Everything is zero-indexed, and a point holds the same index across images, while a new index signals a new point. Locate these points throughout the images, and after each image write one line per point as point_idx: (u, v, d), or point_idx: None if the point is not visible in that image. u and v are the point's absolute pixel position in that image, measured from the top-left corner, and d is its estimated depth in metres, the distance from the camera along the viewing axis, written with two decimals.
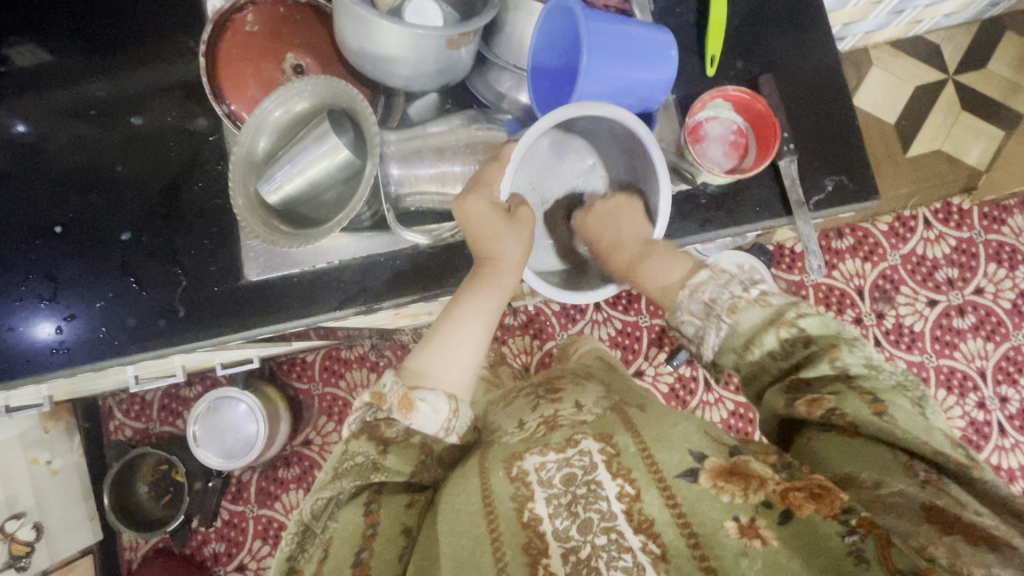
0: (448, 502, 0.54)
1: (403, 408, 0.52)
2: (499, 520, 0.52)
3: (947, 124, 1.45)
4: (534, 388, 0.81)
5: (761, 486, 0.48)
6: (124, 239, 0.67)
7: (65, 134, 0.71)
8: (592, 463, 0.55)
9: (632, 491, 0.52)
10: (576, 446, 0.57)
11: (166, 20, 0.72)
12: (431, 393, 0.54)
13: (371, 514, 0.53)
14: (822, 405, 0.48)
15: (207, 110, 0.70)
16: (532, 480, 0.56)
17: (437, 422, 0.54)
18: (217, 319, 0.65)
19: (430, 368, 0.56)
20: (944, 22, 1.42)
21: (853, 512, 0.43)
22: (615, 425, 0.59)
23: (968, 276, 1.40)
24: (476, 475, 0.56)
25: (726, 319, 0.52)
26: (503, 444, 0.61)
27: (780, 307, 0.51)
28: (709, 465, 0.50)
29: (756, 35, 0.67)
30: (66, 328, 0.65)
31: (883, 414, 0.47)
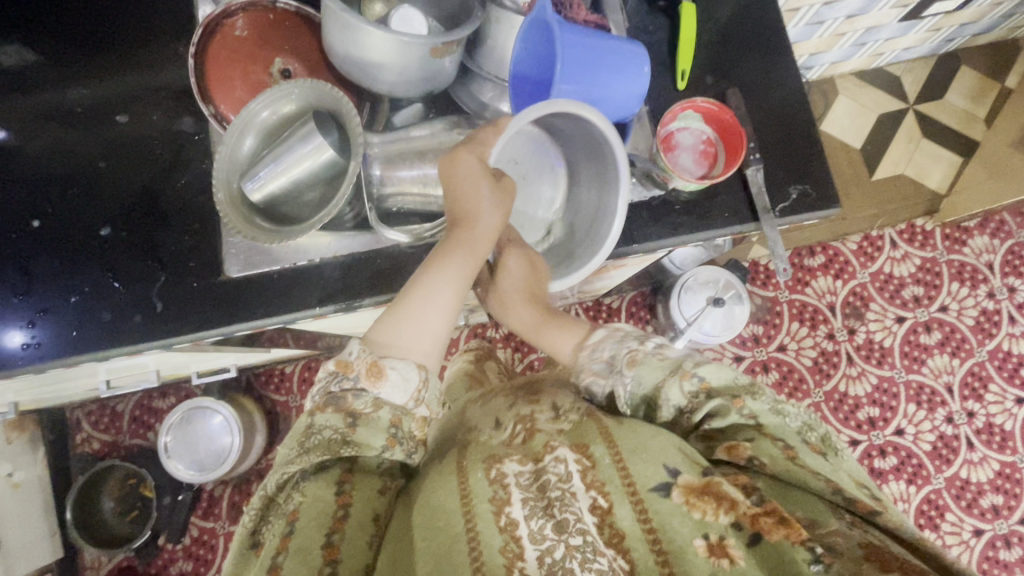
0: (425, 498, 0.55)
1: (372, 376, 0.55)
2: (475, 520, 0.51)
3: (909, 150, 1.53)
4: (512, 392, 0.79)
5: (730, 508, 0.49)
6: (103, 234, 0.67)
7: (46, 133, 0.71)
8: (567, 472, 0.55)
9: (605, 504, 0.52)
10: (551, 453, 0.58)
11: (156, 26, 0.74)
12: (400, 363, 0.56)
13: (344, 495, 0.53)
14: (740, 451, 0.53)
15: (194, 111, 0.71)
16: (509, 483, 0.56)
17: (407, 391, 0.56)
18: (196, 314, 0.65)
19: (399, 338, 0.58)
20: (904, 55, 1.51)
21: (816, 542, 0.45)
22: (590, 433, 0.58)
23: (932, 294, 1.45)
24: (451, 474, 0.58)
25: (627, 372, 0.60)
26: (482, 446, 0.63)
27: (678, 359, 0.58)
28: (681, 481, 0.51)
29: (724, 53, 0.71)
30: (39, 323, 0.64)
31: (795, 457, 0.51)
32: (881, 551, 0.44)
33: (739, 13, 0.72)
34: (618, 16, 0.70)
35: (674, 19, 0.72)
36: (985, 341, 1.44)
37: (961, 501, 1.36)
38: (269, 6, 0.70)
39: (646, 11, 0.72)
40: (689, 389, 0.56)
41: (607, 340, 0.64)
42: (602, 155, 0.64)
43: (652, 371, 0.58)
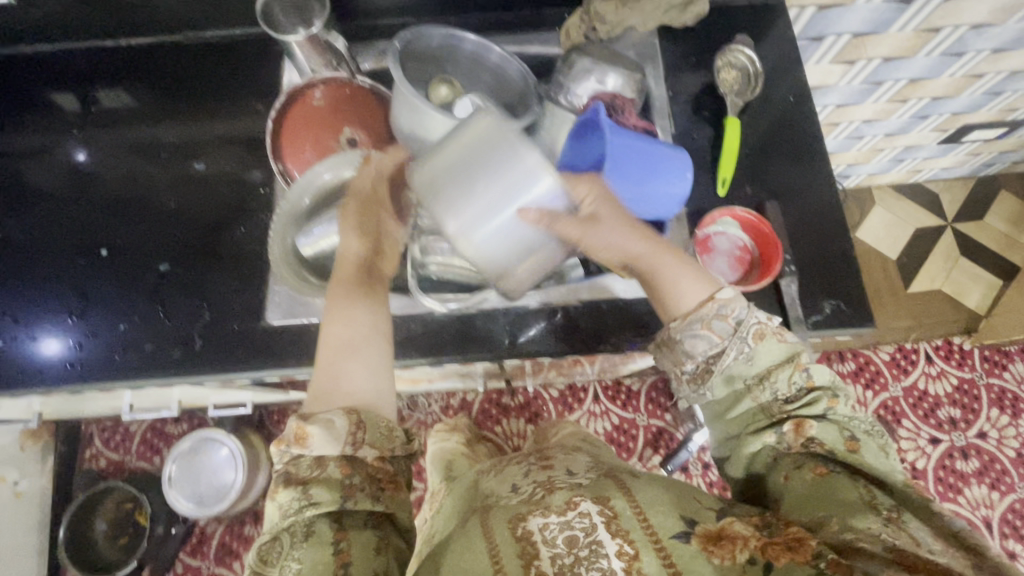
0: (454, 559, 0.58)
1: (297, 441, 0.52)
2: (500, 551, 0.55)
3: (947, 267, 1.52)
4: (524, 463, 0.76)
5: (744, 544, 0.50)
6: (161, 269, 0.71)
7: (130, 169, 0.78)
8: (593, 524, 0.54)
9: (632, 551, 0.52)
10: (574, 509, 0.56)
11: (244, 86, 0.81)
12: (326, 414, 0.53)
13: (342, 553, 0.50)
14: (805, 432, 0.54)
15: (264, 166, 0.76)
16: (536, 540, 0.55)
17: (340, 439, 0.52)
18: (230, 357, 0.67)
19: (331, 390, 0.56)
20: (943, 174, 1.54)
21: (822, 556, 0.46)
22: (608, 488, 0.59)
23: (970, 418, 1.39)
24: (481, 536, 0.58)
25: (750, 344, 0.56)
26: (505, 506, 0.62)
27: (795, 348, 0.57)
28: (698, 529, 0.53)
29: (765, 165, 0.74)
30: (87, 346, 0.68)
31: (855, 450, 0.52)
32: (907, 552, 0.44)
33: (782, 130, 0.76)
34: (665, 123, 0.75)
35: (718, 129, 0.76)
36: None
37: None
38: (346, 81, 0.75)
39: (692, 120, 0.76)
40: (797, 381, 0.55)
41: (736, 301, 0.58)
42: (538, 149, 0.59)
43: (771, 354, 0.57)
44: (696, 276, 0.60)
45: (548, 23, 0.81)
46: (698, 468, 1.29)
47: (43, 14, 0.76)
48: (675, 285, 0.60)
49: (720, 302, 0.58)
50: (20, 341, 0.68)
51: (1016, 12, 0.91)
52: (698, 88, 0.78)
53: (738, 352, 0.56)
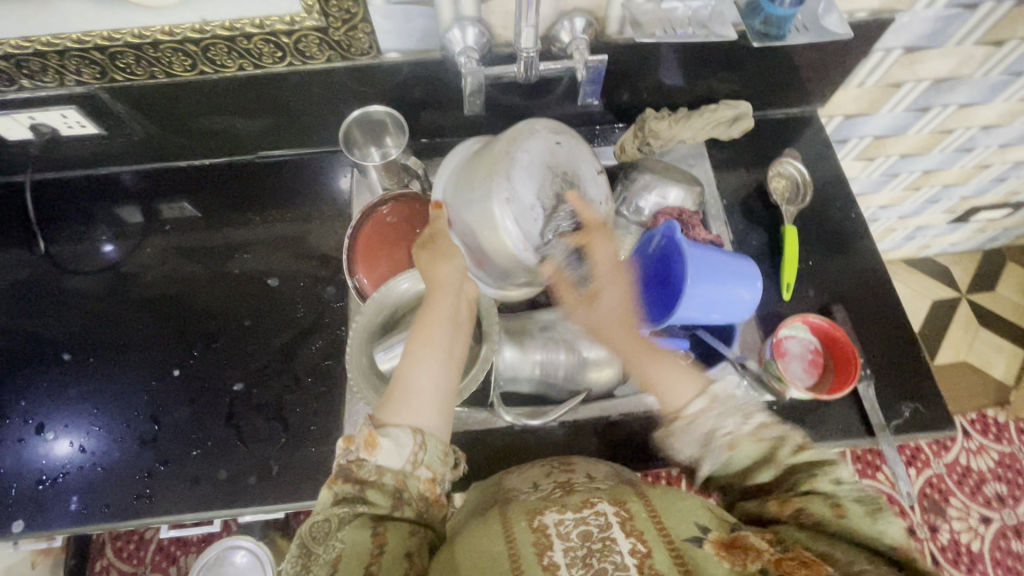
0: (465, 545, 0.47)
1: (366, 447, 0.47)
2: (519, 551, 0.45)
3: (968, 339, 1.55)
4: (548, 463, 0.63)
5: (757, 556, 0.43)
6: (236, 389, 0.70)
7: (200, 282, 0.78)
8: (608, 522, 0.46)
9: (644, 547, 0.44)
10: (591, 507, 0.48)
11: (312, 198, 0.84)
12: (395, 428, 0.49)
13: (380, 537, 0.45)
14: (790, 505, 0.47)
15: (335, 279, 0.77)
16: (553, 533, 0.46)
17: (404, 456, 0.48)
18: (309, 483, 0.65)
19: (398, 401, 0.51)
20: (951, 249, 1.61)
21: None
22: (627, 491, 0.51)
23: (1017, 494, 1.36)
24: (497, 522, 0.49)
25: (723, 452, 0.50)
26: (519, 501, 0.52)
27: (774, 441, 0.50)
28: (712, 534, 0.45)
29: (823, 269, 0.77)
30: (160, 474, 0.66)
31: (843, 515, 0.45)
32: None
33: (834, 234, 0.80)
34: (724, 230, 0.79)
35: (775, 235, 0.79)
36: None
37: None
38: (415, 196, 0.78)
39: (749, 227, 0.80)
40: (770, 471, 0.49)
41: (708, 413, 0.52)
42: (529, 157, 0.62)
43: (743, 449, 0.50)
44: (687, 373, 0.57)
45: (601, 138, 0.86)
46: None
47: (118, 143, 0.78)
48: (663, 375, 0.57)
49: (691, 416, 0.53)
50: (89, 470, 0.66)
51: (1022, 115, 0.99)
52: (749, 196, 0.82)
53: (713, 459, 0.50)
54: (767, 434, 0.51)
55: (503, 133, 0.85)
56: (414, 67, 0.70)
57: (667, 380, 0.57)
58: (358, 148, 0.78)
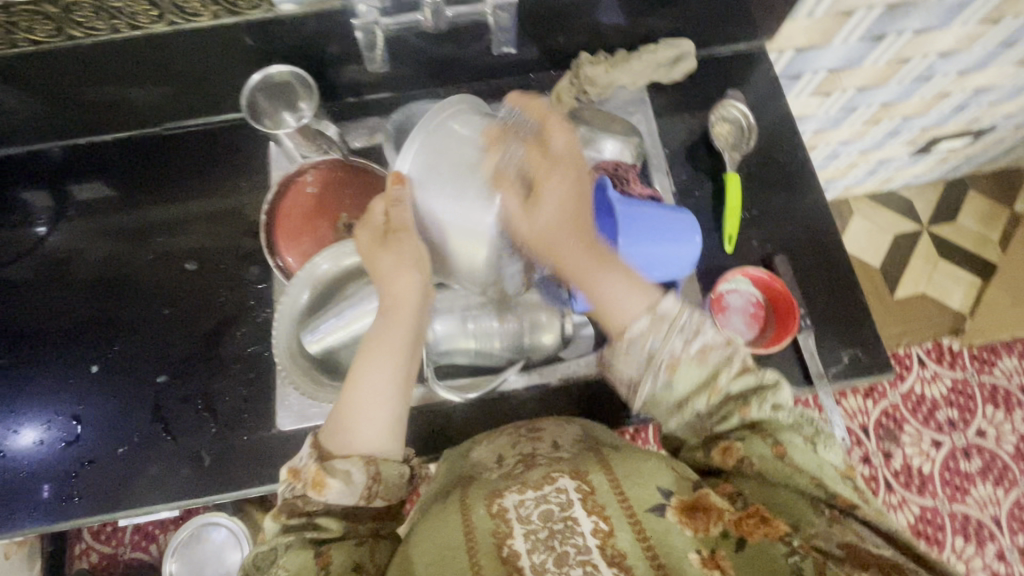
0: (426, 536, 0.48)
1: (313, 486, 0.47)
2: (477, 542, 0.45)
3: (928, 271, 1.56)
4: (516, 427, 0.63)
5: (718, 517, 0.45)
6: (160, 381, 0.67)
7: (114, 271, 0.74)
8: (568, 500, 0.47)
9: (606, 527, 0.45)
10: (552, 484, 0.49)
11: (229, 171, 0.78)
12: (345, 463, 0.48)
13: (323, 555, 0.45)
14: (733, 454, 0.49)
15: (258, 259, 0.73)
16: (513, 516, 0.47)
17: (356, 492, 0.48)
18: (244, 471, 0.64)
19: (350, 428, 0.51)
20: (914, 181, 1.59)
21: (793, 534, 0.43)
22: (589, 464, 0.52)
23: (968, 418, 1.42)
24: (457, 510, 0.49)
25: (664, 374, 0.50)
26: (483, 483, 0.53)
27: (717, 366, 0.49)
28: (674, 499, 0.47)
29: (766, 217, 0.75)
30: (89, 473, 0.64)
31: (784, 456, 0.47)
32: (860, 548, 0.42)
33: (779, 180, 0.77)
34: (665, 182, 0.75)
35: (719, 184, 0.76)
36: None
37: None
38: (338, 162, 0.72)
39: (692, 177, 0.77)
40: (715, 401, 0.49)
41: (651, 332, 0.50)
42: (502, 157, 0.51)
43: (689, 373, 0.50)
44: (639, 286, 0.53)
45: (537, 87, 0.80)
46: None
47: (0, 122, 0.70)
48: (615, 291, 0.52)
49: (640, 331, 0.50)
50: (15, 474, 0.64)
51: (981, 38, 0.94)
52: (693, 144, 0.78)
53: (653, 381, 0.50)
54: (711, 355, 0.50)
55: (430, 87, 0.78)
56: (315, 20, 0.63)
57: (615, 287, 0.52)
58: (268, 116, 0.71)
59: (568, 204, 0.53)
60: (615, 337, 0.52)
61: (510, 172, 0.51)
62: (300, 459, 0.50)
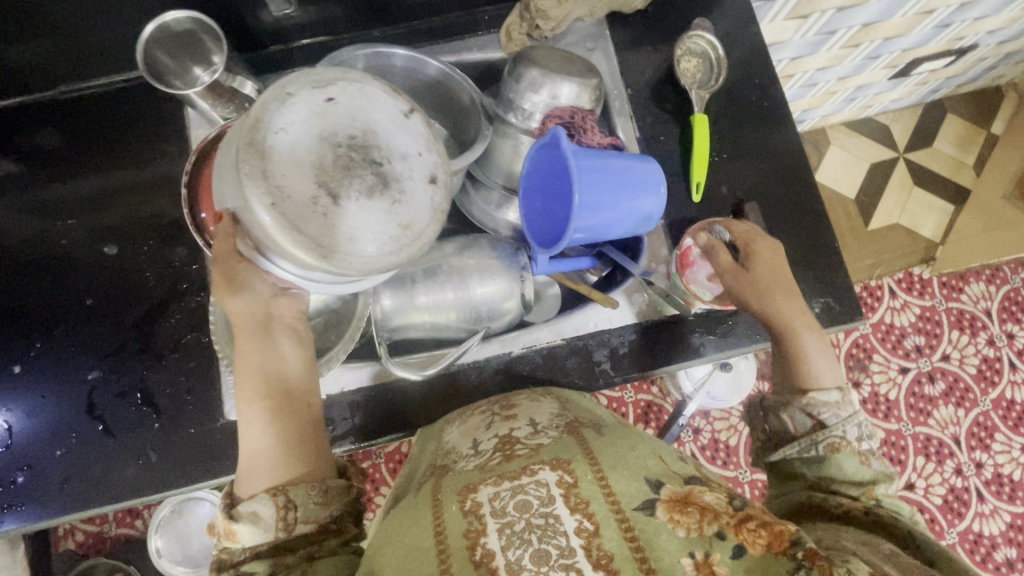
0: (391, 541, 0.43)
1: (225, 537, 0.43)
2: (448, 542, 0.41)
3: (902, 199, 1.54)
4: (488, 405, 0.58)
5: (714, 518, 0.41)
6: (92, 377, 0.63)
7: (25, 258, 0.66)
8: (549, 494, 0.42)
9: (591, 525, 0.40)
10: (531, 475, 0.44)
11: (144, 137, 0.69)
12: (248, 504, 0.44)
13: None
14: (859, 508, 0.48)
15: (188, 238, 0.67)
16: (486, 511, 0.42)
17: (270, 527, 0.43)
18: (193, 465, 0.61)
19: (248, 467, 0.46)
20: (892, 106, 1.54)
21: (800, 544, 0.40)
22: (572, 449, 0.47)
23: (934, 344, 1.46)
24: (428, 507, 0.45)
25: (827, 445, 0.50)
26: (456, 474, 0.48)
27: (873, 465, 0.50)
28: (665, 493, 0.43)
29: (737, 162, 0.70)
30: (24, 478, 0.60)
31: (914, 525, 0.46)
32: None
33: (750, 119, 0.71)
34: (628, 128, 0.69)
35: (686, 127, 0.71)
36: (988, 389, 1.45)
37: (976, 555, 1.36)
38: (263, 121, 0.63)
39: (657, 120, 0.71)
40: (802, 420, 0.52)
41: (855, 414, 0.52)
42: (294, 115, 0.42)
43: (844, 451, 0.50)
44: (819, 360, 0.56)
45: (485, 23, 0.71)
46: (690, 434, 1.24)
47: None
48: (815, 363, 0.55)
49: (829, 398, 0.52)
50: None
51: None
52: (659, 82, 0.72)
53: (807, 449, 0.51)
54: (874, 462, 0.50)
55: (363, 29, 0.69)
56: None
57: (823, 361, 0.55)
58: (177, 76, 0.63)
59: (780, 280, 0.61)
60: (798, 396, 0.53)
61: (314, 119, 0.42)
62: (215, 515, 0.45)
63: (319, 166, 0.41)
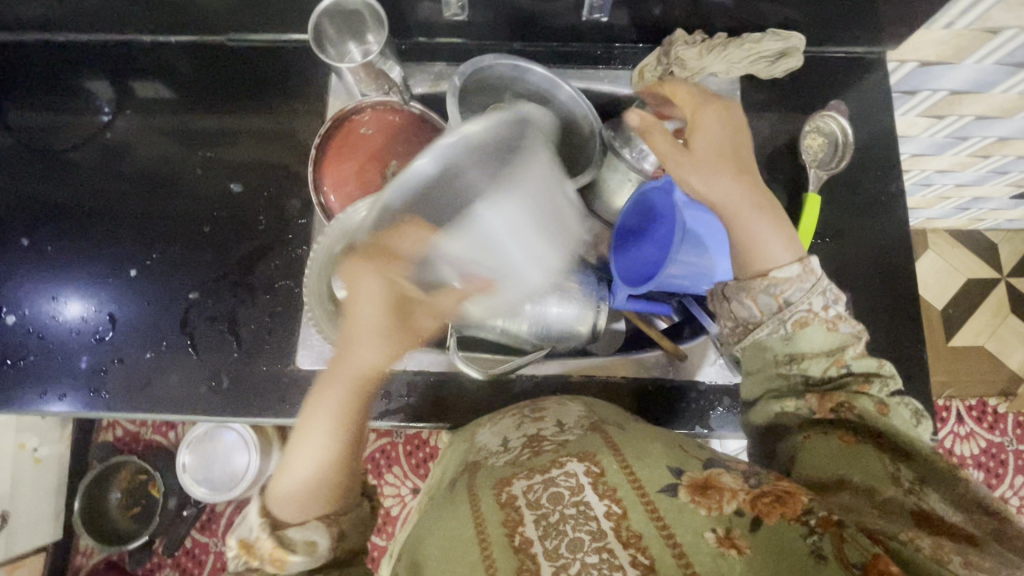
0: (438, 527, 0.46)
1: (272, 562, 0.45)
2: (488, 529, 0.43)
3: (993, 324, 1.45)
4: (518, 409, 0.59)
5: (732, 497, 0.41)
6: (191, 298, 0.69)
7: (164, 177, 0.74)
8: (579, 484, 0.44)
9: (619, 508, 0.41)
10: (560, 467, 0.46)
11: (287, 93, 0.75)
12: (302, 530, 0.46)
13: None
14: (832, 400, 0.48)
15: (302, 192, 0.72)
16: (522, 503, 0.44)
17: (320, 556, 0.46)
18: (255, 400, 0.65)
19: (294, 497, 0.47)
20: (1006, 225, 1.45)
21: (812, 512, 0.38)
22: (595, 443, 0.48)
23: (993, 483, 1.35)
24: (466, 502, 0.47)
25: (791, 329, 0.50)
26: (488, 467, 0.50)
27: (845, 339, 0.50)
28: (686, 478, 0.43)
29: (838, 248, 0.69)
30: (115, 370, 0.66)
31: (884, 415, 0.47)
32: (935, 515, 0.39)
33: (862, 210, 0.70)
34: None
35: (794, 202, 0.70)
36: None
37: None
38: (396, 107, 0.70)
39: (766, 189, 0.71)
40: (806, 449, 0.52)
41: (797, 282, 0.50)
42: (491, 210, 0.43)
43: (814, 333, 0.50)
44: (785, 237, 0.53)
45: (619, 59, 0.74)
46: None
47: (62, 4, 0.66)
48: (765, 238, 0.52)
49: (787, 278, 0.50)
50: (51, 359, 0.67)
51: None
52: (777, 152, 0.72)
53: (776, 329, 0.50)
54: (842, 327, 0.50)
55: (505, 40, 0.73)
56: None
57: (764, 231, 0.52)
58: (332, 46, 0.68)
59: (720, 146, 0.56)
60: (761, 277, 0.51)
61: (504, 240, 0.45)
62: (246, 532, 0.47)
63: (473, 266, 0.46)
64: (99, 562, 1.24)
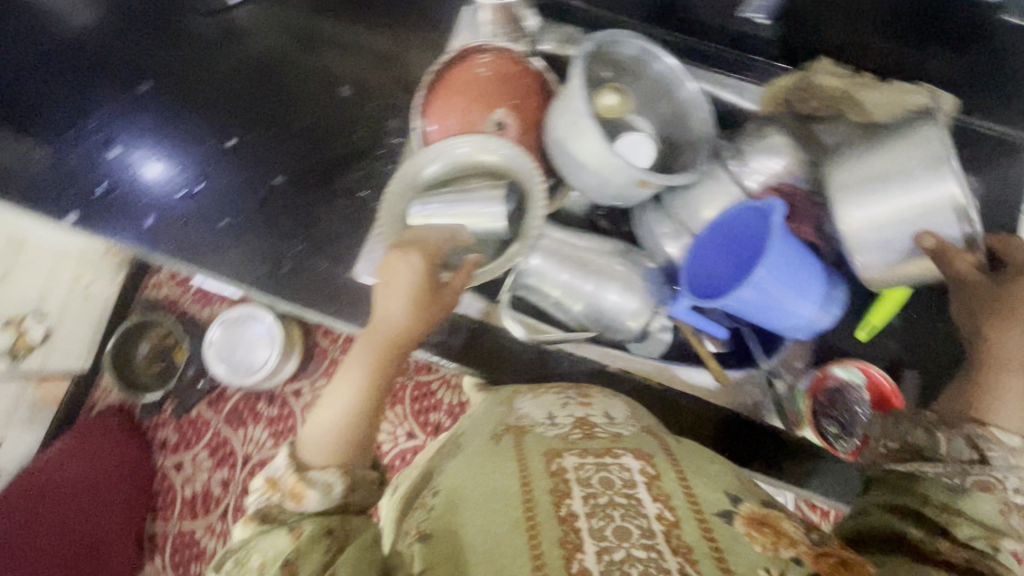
0: (471, 476, 0.46)
1: (291, 497, 0.46)
2: (535, 499, 0.41)
3: None
4: (563, 388, 0.58)
5: (791, 544, 0.39)
6: (276, 181, 0.72)
7: (281, 61, 0.76)
8: (632, 479, 0.41)
9: (672, 517, 0.39)
10: (614, 457, 0.43)
11: (417, 14, 0.76)
12: (322, 474, 0.48)
13: (296, 532, 0.45)
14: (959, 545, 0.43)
15: (405, 112, 0.74)
16: (571, 478, 0.42)
17: (333, 500, 0.47)
18: (308, 291, 0.68)
19: (325, 445, 0.49)
20: None
21: None
22: (650, 445, 0.46)
23: None
24: (511, 459, 0.45)
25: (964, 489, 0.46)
26: (537, 435, 0.48)
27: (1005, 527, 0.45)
28: (743, 509, 0.41)
29: (918, 326, 0.67)
30: (191, 225, 0.70)
31: None
32: None
33: None
34: None
35: None
36: None
37: None
38: (519, 58, 0.69)
39: None
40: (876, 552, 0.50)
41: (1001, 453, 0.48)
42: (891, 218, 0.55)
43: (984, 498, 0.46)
44: None
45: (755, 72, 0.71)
46: None
47: None
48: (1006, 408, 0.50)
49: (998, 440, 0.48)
50: (136, 199, 0.71)
51: None
52: None
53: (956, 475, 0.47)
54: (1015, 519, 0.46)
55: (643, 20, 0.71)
56: None
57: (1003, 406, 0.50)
58: None
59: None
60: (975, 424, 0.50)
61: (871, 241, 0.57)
62: (276, 470, 0.49)
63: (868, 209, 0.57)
64: (109, 406, 1.16)
